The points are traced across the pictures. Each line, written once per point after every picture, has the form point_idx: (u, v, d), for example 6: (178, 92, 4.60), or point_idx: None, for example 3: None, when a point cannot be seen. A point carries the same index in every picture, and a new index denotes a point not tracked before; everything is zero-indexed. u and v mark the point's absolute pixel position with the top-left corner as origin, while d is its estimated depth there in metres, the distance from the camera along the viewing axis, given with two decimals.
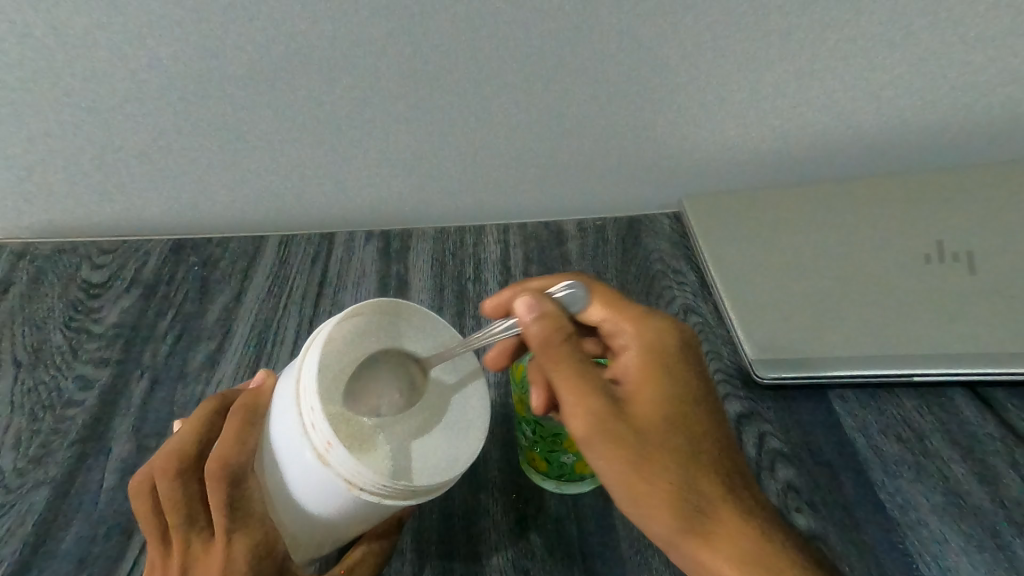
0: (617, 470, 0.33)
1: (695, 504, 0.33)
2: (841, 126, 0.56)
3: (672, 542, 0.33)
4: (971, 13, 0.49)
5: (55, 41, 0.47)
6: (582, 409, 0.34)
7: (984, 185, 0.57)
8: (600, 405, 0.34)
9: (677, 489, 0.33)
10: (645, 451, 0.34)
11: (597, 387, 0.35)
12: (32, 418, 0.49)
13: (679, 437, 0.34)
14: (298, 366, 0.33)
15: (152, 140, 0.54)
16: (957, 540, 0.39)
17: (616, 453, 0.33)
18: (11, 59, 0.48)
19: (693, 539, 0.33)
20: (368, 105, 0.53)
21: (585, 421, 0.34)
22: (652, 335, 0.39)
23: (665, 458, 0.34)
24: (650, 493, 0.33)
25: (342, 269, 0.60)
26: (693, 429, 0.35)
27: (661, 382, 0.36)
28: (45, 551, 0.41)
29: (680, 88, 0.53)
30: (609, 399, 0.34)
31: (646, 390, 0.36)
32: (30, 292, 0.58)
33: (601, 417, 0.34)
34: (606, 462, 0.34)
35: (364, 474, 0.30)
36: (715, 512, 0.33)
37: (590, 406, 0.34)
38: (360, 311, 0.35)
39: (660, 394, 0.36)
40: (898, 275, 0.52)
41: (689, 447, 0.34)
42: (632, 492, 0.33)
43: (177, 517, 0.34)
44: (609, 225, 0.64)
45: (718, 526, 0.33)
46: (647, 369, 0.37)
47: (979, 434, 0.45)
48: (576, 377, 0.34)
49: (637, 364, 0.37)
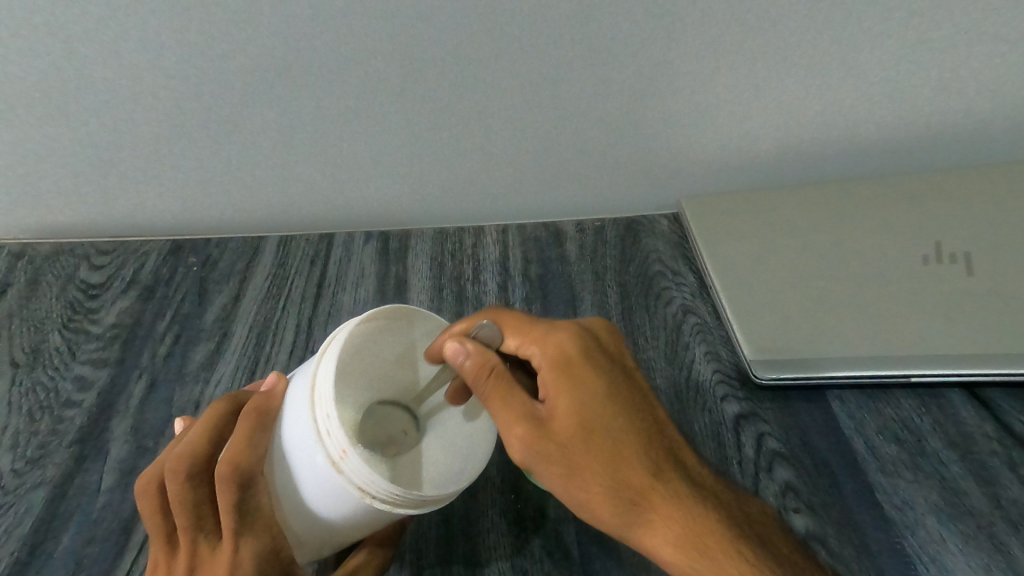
0: (556, 487, 0.35)
1: (628, 499, 0.34)
2: (840, 128, 0.56)
3: (621, 534, 0.35)
4: (974, 15, 0.48)
5: (48, 41, 0.46)
6: (512, 436, 0.35)
7: (981, 186, 0.57)
8: (524, 431, 0.35)
9: (611, 489, 0.34)
10: (573, 460, 0.34)
11: (519, 416, 0.35)
12: (30, 419, 0.49)
13: (601, 438, 0.34)
14: (315, 371, 0.34)
15: (150, 140, 0.54)
16: (955, 540, 0.39)
17: (552, 472, 0.34)
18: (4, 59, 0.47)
19: (636, 529, 0.34)
20: (367, 106, 0.53)
21: (517, 448, 0.35)
22: (555, 344, 0.37)
23: (591, 462, 0.34)
24: (588, 498, 0.34)
25: (341, 269, 0.60)
26: (612, 425, 0.35)
27: (575, 389, 0.36)
28: (43, 553, 0.41)
29: (680, 89, 0.53)
30: (533, 423, 0.35)
31: (561, 400, 0.35)
32: (27, 293, 0.58)
33: (529, 443, 0.34)
34: (547, 479, 0.35)
35: (376, 482, 0.30)
36: (648, 501, 0.34)
37: (517, 434, 0.35)
38: (378, 316, 0.36)
39: (577, 402, 0.35)
40: (896, 276, 0.53)
41: (613, 444, 0.34)
42: (574, 499, 0.35)
43: (186, 519, 0.34)
44: (608, 226, 0.65)
45: (654, 515, 0.34)
46: (558, 379, 0.36)
47: (976, 434, 0.45)
48: (500, 408, 0.35)
49: (548, 377, 0.36)
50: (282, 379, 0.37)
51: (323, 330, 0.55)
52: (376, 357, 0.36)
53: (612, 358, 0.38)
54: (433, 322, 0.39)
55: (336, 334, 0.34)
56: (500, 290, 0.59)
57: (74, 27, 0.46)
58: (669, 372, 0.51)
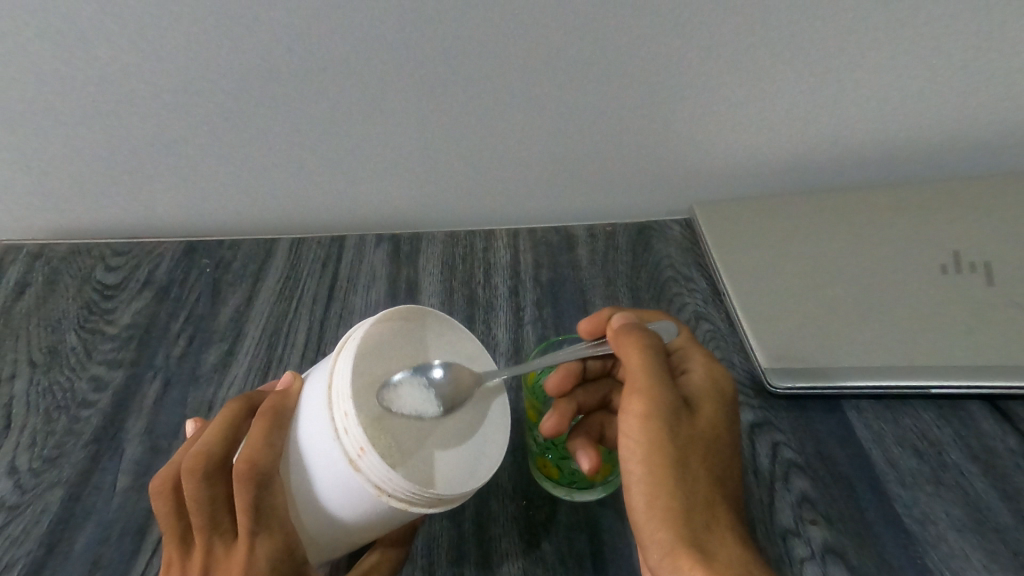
0: (652, 460, 0.33)
1: (703, 520, 0.32)
2: (855, 133, 0.56)
3: (669, 553, 0.32)
4: (987, 21, 0.48)
5: (63, 44, 0.47)
6: (649, 397, 0.35)
7: (994, 196, 0.57)
8: (665, 399, 0.35)
9: (695, 503, 0.33)
10: (682, 456, 0.33)
11: (670, 387, 0.35)
12: (46, 419, 0.49)
13: (711, 457, 0.35)
14: (331, 369, 0.33)
15: (164, 144, 0.54)
16: (978, 556, 0.39)
17: (661, 446, 0.33)
18: (18, 62, 0.48)
19: (692, 556, 0.31)
20: (382, 109, 0.53)
21: (646, 406, 0.34)
22: (718, 368, 0.39)
23: (696, 469, 0.33)
24: (669, 495, 0.32)
25: (353, 271, 0.61)
26: (720, 458, 0.35)
27: (718, 407, 0.37)
28: (59, 553, 0.41)
29: (695, 94, 0.53)
30: (677, 400, 0.35)
31: (705, 406, 0.36)
32: (45, 293, 0.59)
33: (664, 409, 0.34)
34: (646, 447, 0.34)
35: (394, 481, 0.30)
36: (720, 536, 0.32)
37: (657, 397, 0.35)
38: (391, 317, 0.36)
39: (713, 416, 0.36)
40: (913, 286, 0.52)
41: (715, 469, 0.35)
42: (652, 487, 0.33)
43: (201, 518, 0.34)
44: (619, 231, 0.65)
45: (719, 550, 0.32)
46: (708, 390, 0.37)
47: (998, 448, 0.44)
48: (658, 373, 0.36)
49: (701, 382, 0.38)
50: (298, 378, 0.37)
51: (336, 331, 0.55)
52: (386, 351, 0.35)
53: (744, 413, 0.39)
54: (442, 321, 0.38)
55: (352, 334, 0.34)
56: (510, 295, 0.58)
57: (93, 31, 0.46)
58: None
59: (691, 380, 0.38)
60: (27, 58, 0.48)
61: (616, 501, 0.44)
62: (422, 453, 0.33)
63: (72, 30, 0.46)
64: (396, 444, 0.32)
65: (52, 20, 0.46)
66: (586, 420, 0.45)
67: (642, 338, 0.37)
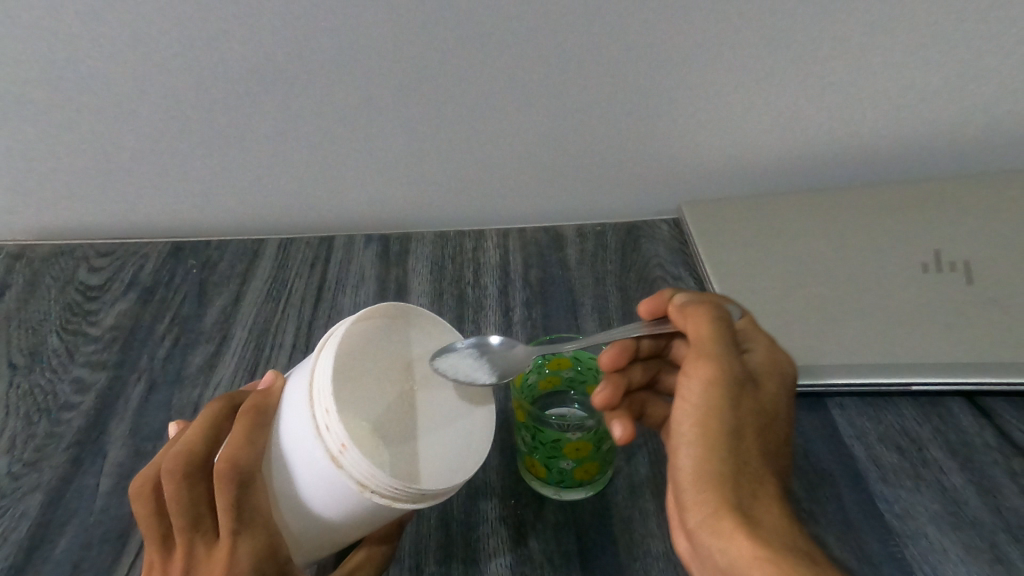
0: (707, 424, 0.32)
1: (750, 486, 0.31)
2: (838, 132, 0.57)
3: (710, 516, 0.31)
4: (955, 24, 0.50)
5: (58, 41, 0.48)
6: (715, 362, 0.34)
7: (972, 196, 0.58)
8: (731, 367, 0.34)
9: (744, 471, 0.32)
10: (736, 427, 0.33)
11: (734, 357, 0.35)
12: (27, 422, 0.48)
13: (763, 434, 0.34)
14: (312, 367, 0.33)
15: (151, 142, 0.54)
16: (955, 549, 0.39)
17: (720, 411, 0.32)
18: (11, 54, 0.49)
19: (736, 522, 0.30)
20: (369, 108, 0.53)
21: (710, 370, 0.34)
22: (779, 351, 0.38)
23: (748, 443, 0.33)
24: (720, 458, 0.32)
25: (341, 272, 0.60)
26: (771, 437, 0.35)
27: (774, 386, 0.36)
28: (38, 557, 0.40)
29: (680, 93, 0.53)
30: (741, 375, 0.34)
31: (764, 382, 0.36)
32: (26, 295, 0.58)
33: (728, 377, 0.34)
34: (704, 411, 0.33)
35: (376, 477, 0.30)
36: (765, 505, 0.31)
37: (722, 365, 0.34)
38: (372, 315, 0.35)
39: (770, 394, 0.36)
40: (896, 284, 0.53)
41: (766, 446, 0.34)
42: (706, 451, 0.32)
43: (182, 518, 0.33)
44: (608, 231, 0.64)
45: (765, 519, 0.31)
46: (768, 369, 0.37)
47: (976, 443, 0.45)
48: (724, 343, 0.35)
49: (763, 361, 0.37)
50: (281, 377, 0.36)
51: (324, 332, 0.54)
52: (372, 351, 0.34)
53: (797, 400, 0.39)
54: (428, 319, 0.37)
55: (334, 331, 0.34)
56: (500, 295, 0.58)
57: (88, 27, 0.48)
58: None
59: (753, 358, 0.37)
60: (20, 53, 0.48)
61: (603, 499, 0.44)
62: (407, 451, 0.32)
63: (70, 25, 0.47)
64: (381, 443, 0.32)
65: (49, 17, 0.47)
66: (631, 394, 0.45)
67: (710, 312, 0.37)
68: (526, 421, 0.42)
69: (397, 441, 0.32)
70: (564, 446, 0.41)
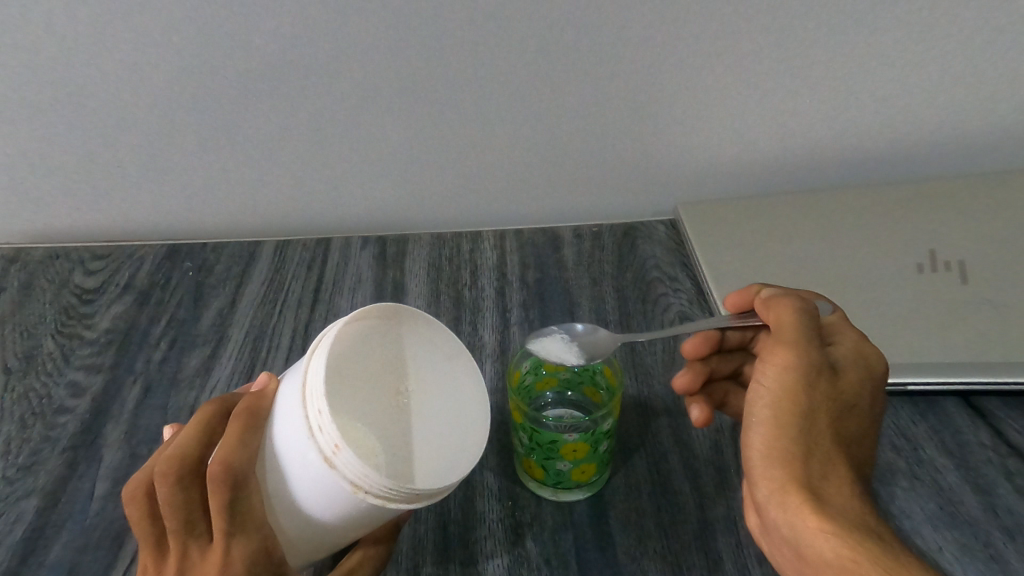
0: (779, 404, 0.33)
1: (820, 468, 0.32)
2: (831, 133, 0.57)
3: (778, 490, 0.31)
4: (945, 26, 0.50)
5: (50, 45, 0.48)
6: (792, 349, 0.35)
7: (966, 196, 0.58)
8: (810, 356, 0.34)
9: (815, 452, 0.32)
10: (812, 412, 0.33)
11: (815, 346, 0.35)
12: (22, 426, 0.48)
13: (840, 420, 0.34)
14: (305, 369, 0.33)
15: (146, 145, 0.54)
16: (950, 549, 0.39)
17: (794, 394, 0.33)
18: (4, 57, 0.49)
19: (804, 497, 0.31)
20: (364, 111, 0.53)
21: (787, 356, 0.34)
22: (869, 347, 0.37)
23: (823, 428, 0.33)
24: (791, 437, 0.32)
25: (338, 274, 0.60)
26: (850, 424, 0.35)
27: (860, 378, 0.36)
28: (33, 562, 0.40)
29: (674, 94, 0.54)
30: (821, 362, 0.34)
31: (847, 373, 0.35)
32: (21, 298, 0.58)
33: (805, 363, 0.34)
34: (776, 392, 0.34)
35: (370, 477, 0.30)
36: (837, 487, 0.31)
37: (799, 352, 0.34)
38: (364, 316, 0.35)
39: (853, 385, 0.35)
40: (891, 284, 0.53)
41: (842, 433, 0.34)
42: (776, 429, 0.33)
43: (175, 521, 0.33)
44: (605, 232, 0.64)
45: (836, 500, 0.31)
46: (854, 362, 0.36)
47: (971, 442, 0.45)
48: (806, 333, 0.35)
49: (849, 353, 0.37)
50: (275, 378, 0.36)
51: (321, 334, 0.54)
52: (366, 352, 0.34)
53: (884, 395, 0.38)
54: (421, 319, 0.37)
55: (327, 332, 0.33)
56: (497, 296, 0.58)
57: (81, 31, 0.48)
58: (667, 380, 0.52)
59: (836, 350, 0.37)
60: (13, 56, 0.48)
61: (601, 500, 0.44)
62: (402, 450, 0.32)
63: (62, 29, 0.47)
64: (372, 442, 0.31)
65: (41, 21, 0.47)
66: (711, 383, 0.47)
67: (794, 304, 0.37)
68: (522, 422, 0.42)
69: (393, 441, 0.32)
70: (561, 447, 0.41)
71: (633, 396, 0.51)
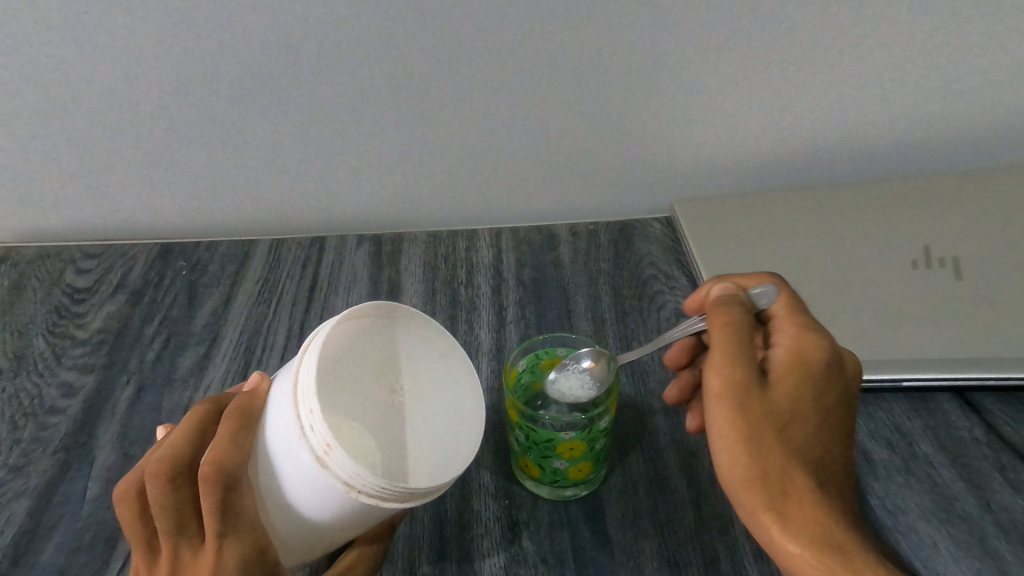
0: (724, 435, 0.33)
1: (781, 485, 0.32)
2: (826, 131, 0.57)
3: (747, 513, 0.33)
4: (939, 24, 0.50)
5: (37, 44, 0.47)
6: (723, 374, 0.34)
7: (960, 192, 0.59)
8: (739, 376, 0.34)
9: (773, 472, 0.32)
10: (761, 429, 0.33)
11: (744, 363, 0.35)
12: (13, 427, 0.48)
13: (796, 426, 0.34)
14: (297, 368, 0.32)
15: (138, 145, 0.54)
16: (945, 544, 0.39)
17: (734, 422, 0.33)
18: None
19: (768, 518, 0.32)
20: (357, 108, 0.53)
21: (720, 382, 0.34)
22: (810, 339, 0.36)
23: (775, 445, 0.33)
24: (743, 465, 0.33)
25: (333, 273, 0.60)
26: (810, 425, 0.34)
27: (804, 377, 0.35)
28: (24, 564, 0.40)
29: (669, 93, 0.53)
30: (753, 379, 0.34)
31: (787, 379, 0.35)
32: (11, 298, 0.57)
33: (737, 386, 0.34)
34: (721, 423, 0.34)
35: (362, 476, 0.29)
36: (800, 499, 0.32)
37: (730, 375, 0.34)
38: (359, 315, 0.35)
39: (796, 388, 0.35)
40: (886, 281, 0.53)
41: (802, 437, 0.34)
42: (727, 460, 0.33)
43: (167, 522, 0.33)
44: (600, 229, 0.64)
45: (800, 514, 0.32)
46: (792, 363, 0.36)
47: (965, 438, 0.45)
48: (734, 350, 0.35)
49: (786, 355, 0.36)
50: (267, 378, 0.36)
51: None
52: (361, 354, 0.34)
53: (848, 380, 0.37)
54: (419, 319, 0.36)
55: (319, 331, 0.33)
56: (493, 295, 0.58)
57: (69, 30, 0.47)
58: (663, 377, 0.52)
59: (777, 351, 0.36)
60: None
61: (597, 499, 0.44)
62: (395, 449, 0.32)
63: (48, 27, 0.47)
64: (367, 442, 0.31)
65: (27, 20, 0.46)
66: None
67: (721, 320, 0.37)
68: (518, 421, 0.42)
69: (388, 442, 0.32)
70: (558, 446, 0.41)
71: (630, 395, 0.51)
